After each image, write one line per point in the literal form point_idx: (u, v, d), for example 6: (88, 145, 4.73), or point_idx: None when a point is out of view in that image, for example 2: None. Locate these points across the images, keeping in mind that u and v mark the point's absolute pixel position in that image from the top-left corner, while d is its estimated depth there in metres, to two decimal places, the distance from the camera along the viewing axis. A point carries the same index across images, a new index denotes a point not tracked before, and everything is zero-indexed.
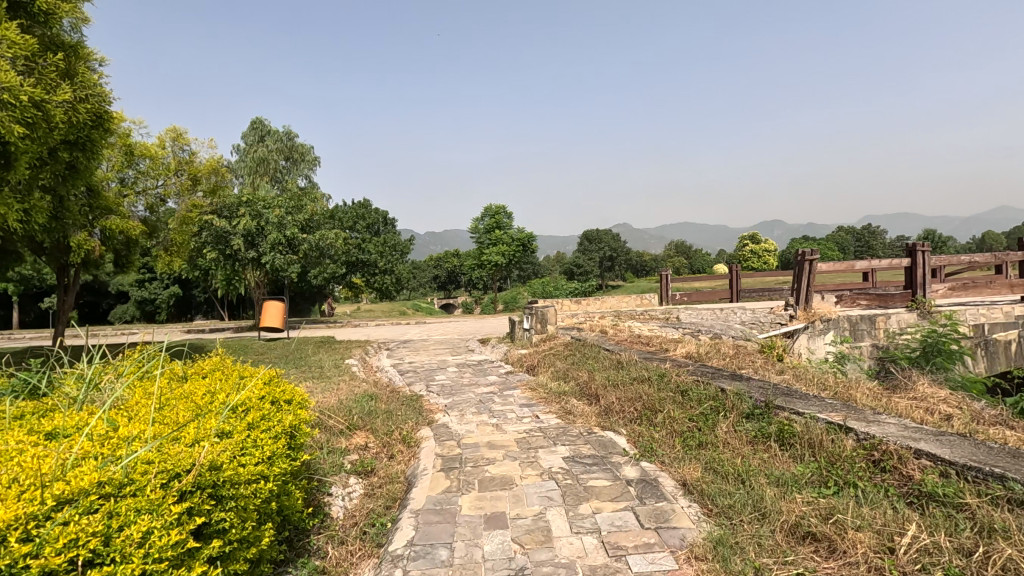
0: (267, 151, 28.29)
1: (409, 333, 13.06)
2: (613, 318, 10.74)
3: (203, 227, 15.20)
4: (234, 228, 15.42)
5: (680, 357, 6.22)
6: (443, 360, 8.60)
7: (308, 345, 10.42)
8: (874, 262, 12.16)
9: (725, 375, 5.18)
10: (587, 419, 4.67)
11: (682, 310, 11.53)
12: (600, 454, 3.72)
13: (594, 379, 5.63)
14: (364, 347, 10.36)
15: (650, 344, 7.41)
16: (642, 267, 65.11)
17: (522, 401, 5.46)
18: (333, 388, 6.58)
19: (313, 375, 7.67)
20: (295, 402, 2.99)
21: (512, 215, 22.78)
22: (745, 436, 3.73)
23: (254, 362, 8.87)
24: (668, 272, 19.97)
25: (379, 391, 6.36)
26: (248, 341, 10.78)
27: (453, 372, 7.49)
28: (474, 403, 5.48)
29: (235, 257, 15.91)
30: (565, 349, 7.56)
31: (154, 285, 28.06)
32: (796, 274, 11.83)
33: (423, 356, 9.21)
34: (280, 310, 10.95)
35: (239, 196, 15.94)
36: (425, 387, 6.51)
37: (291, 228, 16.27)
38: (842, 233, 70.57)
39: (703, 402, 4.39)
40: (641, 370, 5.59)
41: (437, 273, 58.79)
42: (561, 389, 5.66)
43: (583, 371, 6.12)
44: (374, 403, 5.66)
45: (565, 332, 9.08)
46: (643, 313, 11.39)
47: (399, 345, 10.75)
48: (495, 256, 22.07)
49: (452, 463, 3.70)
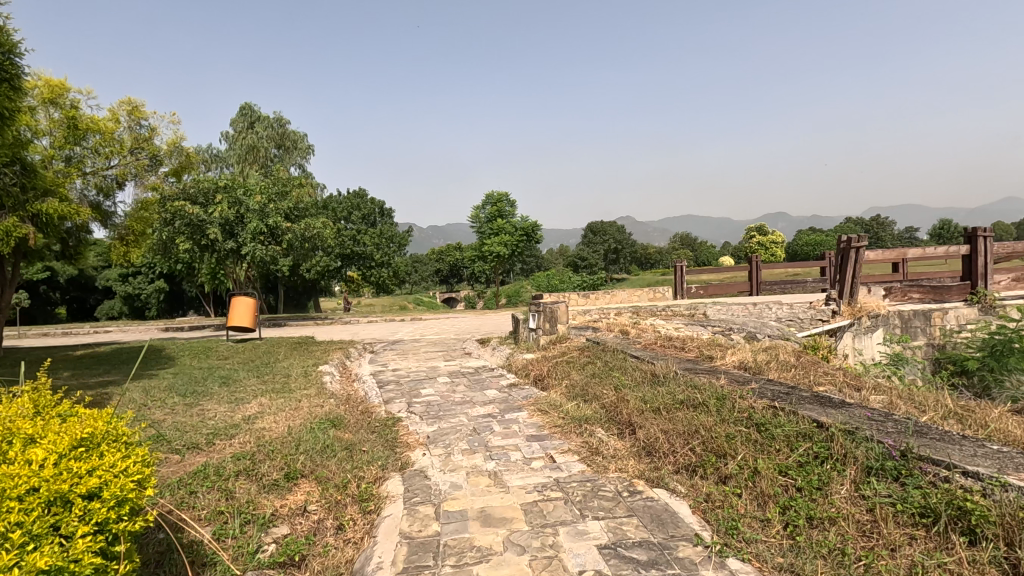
0: (257, 139, 26.87)
1: (401, 333, 11.69)
2: (631, 316, 9.34)
3: (176, 215, 13.88)
4: (210, 216, 14.08)
5: (731, 368, 4.83)
6: (434, 366, 7.22)
7: (281, 347, 9.07)
8: (926, 250, 10.68)
9: (808, 399, 3.78)
10: (622, 466, 3.28)
11: (709, 305, 10.12)
12: (657, 543, 2.34)
13: (625, 401, 4.24)
14: (345, 350, 9.01)
15: (686, 350, 5.99)
16: (648, 259, 63.58)
17: (529, 432, 4.06)
18: (293, 409, 5.22)
19: (274, 387, 6.31)
20: (117, 476, 1.62)
21: (515, 203, 21.34)
22: (887, 514, 2.36)
23: (212, 368, 7.55)
24: (683, 264, 18.51)
25: (347, 413, 4.98)
26: (213, 343, 9.44)
27: (444, 383, 6.11)
28: (466, 435, 4.08)
29: (211, 248, 14.54)
30: (581, 356, 6.15)
31: (138, 279, 26.79)
32: (838, 264, 10.39)
33: (411, 360, 7.87)
34: (250, 308, 9.59)
35: (217, 182, 14.63)
36: (407, 407, 5.14)
37: (274, 217, 14.95)
38: (854, 225, 68.78)
39: (796, 445, 3.02)
40: (688, 391, 4.19)
41: (439, 266, 57.51)
42: (581, 414, 4.27)
43: (607, 388, 4.72)
44: (334, 433, 4.29)
45: (578, 333, 7.67)
46: (665, 310, 9.99)
47: (387, 348, 9.38)
48: (498, 247, 20.66)
49: (421, 560, 2.32)
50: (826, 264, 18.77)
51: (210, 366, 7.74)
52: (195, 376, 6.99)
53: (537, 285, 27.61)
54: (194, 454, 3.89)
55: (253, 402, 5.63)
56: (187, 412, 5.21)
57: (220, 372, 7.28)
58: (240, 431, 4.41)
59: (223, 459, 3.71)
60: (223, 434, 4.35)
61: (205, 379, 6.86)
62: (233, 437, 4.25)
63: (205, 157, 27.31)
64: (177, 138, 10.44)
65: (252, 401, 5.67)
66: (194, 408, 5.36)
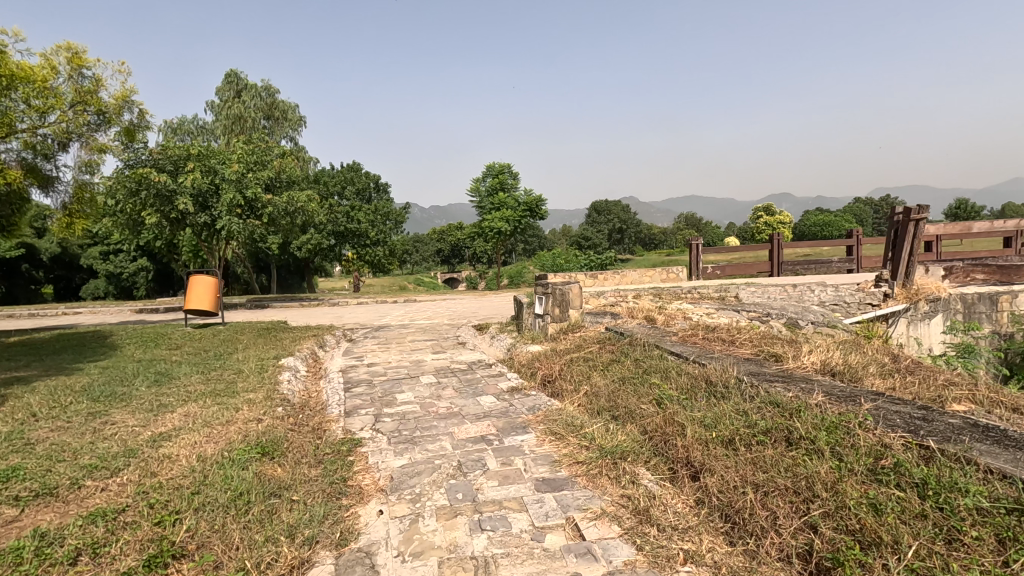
0: (244, 109, 25.26)
1: (389, 317, 10.37)
2: (653, 299, 8.00)
3: (141, 185, 12.50)
4: (180, 186, 12.71)
5: (815, 374, 3.52)
6: (419, 361, 5.90)
7: (244, 334, 7.77)
8: (992, 225, 9.27)
9: (967, 430, 2.46)
10: (697, 556, 2.00)
11: (742, 287, 8.77)
12: None
13: (680, 427, 2.94)
14: (319, 337, 7.70)
15: (738, 345, 4.65)
16: (652, 239, 61.93)
17: (539, 474, 2.76)
18: (224, 423, 3.92)
19: (216, 388, 5.02)
20: None
21: (518, 176, 19.84)
22: None
23: (153, 362, 6.27)
24: (700, 242, 17.12)
25: (291, 432, 3.68)
26: (168, 330, 8.14)
27: (427, 386, 4.79)
28: (446, 477, 2.78)
29: (182, 221, 13.21)
30: (602, 351, 4.83)
31: (120, 257, 25.42)
32: (890, 239, 8.97)
33: (393, 351, 6.57)
34: (210, 288, 8.25)
35: (189, 149, 13.22)
36: (373, 422, 3.83)
37: (252, 187, 13.57)
38: (864, 206, 66.91)
39: (1014, 535, 1.73)
40: (772, 414, 2.86)
41: (439, 246, 56.12)
42: (613, 444, 2.96)
43: (647, 403, 3.41)
44: (260, 469, 2.99)
45: (595, 321, 6.33)
46: (691, 292, 8.64)
47: (368, 335, 8.07)
48: (499, 223, 19.25)
49: None
50: (854, 242, 17.34)
51: (153, 358, 6.44)
52: (125, 372, 5.70)
53: (540, 264, 26.27)
54: (40, 508, 2.60)
55: (179, 410, 4.34)
56: (84, 426, 3.92)
57: (160, 366, 5.99)
58: (129, 463, 3.12)
59: (70, 521, 2.41)
60: (103, 468, 3.06)
61: (138, 375, 5.58)
62: (115, 476, 2.95)
63: (189, 128, 25.71)
64: (127, 92, 9.00)
65: (178, 408, 4.37)
66: (96, 421, 4.06)
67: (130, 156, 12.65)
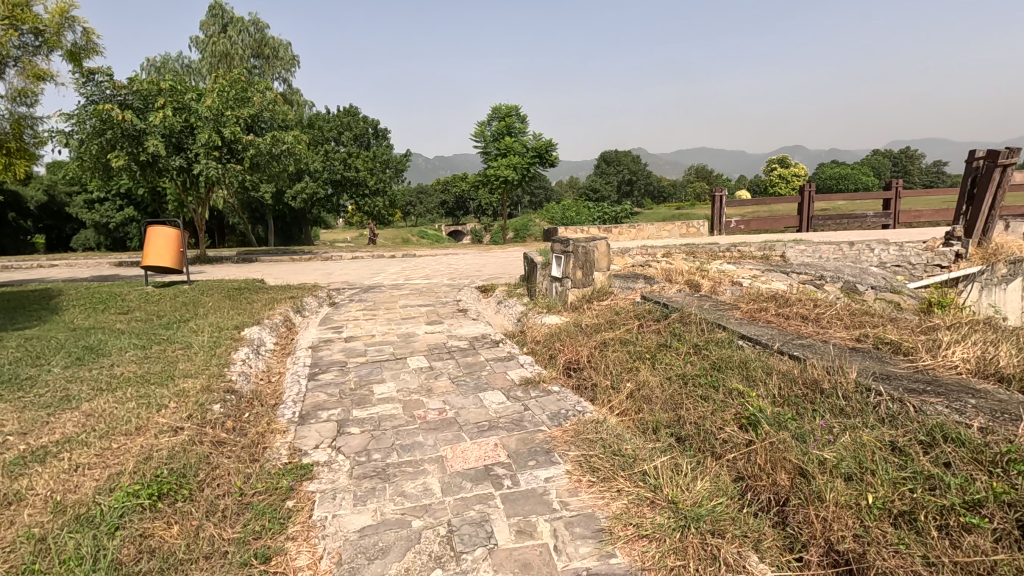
0: (231, 45, 23.37)
1: (382, 275, 9.23)
2: (688, 259, 6.81)
3: (106, 124, 11.19)
4: (149, 124, 11.37)
5: (979, 383, 2.37)
6: (409, 334, 4.79)
7: (209, 296, 6.66)
8: None
9: None
10: None
11: (789, 244, 7.52)
12: None
13: (801, 480, 1.85)
14: (296, 300, 6.60)
15: (826, 325, 3.50)
16: (662, 192, 59.96)
17: (582, 563, 1.68)
18: (130, 432, 2.83)
19: (147, 371, 3.93)
20: None
21: (526, 119, 18.19)
22: None
23: (90, 331, 5.19)
24: (724, 193, 15.71)
25: (216, 451, 2.59)
26: (124, 289, 7.04)
27: (415, 373, 3.70)
28: (429, 562, 1.71)
29: (154, 164, 11.93)
30: (643, 331, 3.69)
31: (105, 207, 23.88)
32: (967, 187, 7.54)
33: (380, 319, 5.47)
34: (171, 242, 7.09)
35: (159, 82, 11.79)
36: (334, 433, 2.75)
37: (231, 126, 12.17)
38: (883, 158, 64.27)
39: None
40: (963, 464, 1.75)
41: (443, 198, 54.37)
42: (694, 502, 1.88)
43: (731, 426, 2.30)
44: (141, 532, 1.92)
45: (625, 287, 5.17)
46: (729, 250, 7.42)
47: (355, 298, 6.96)
48: (505, 171, 17.77)
49: None
50: (892, 195, 15.89)
51: (92, 325, 5.37)
52: (48, 345, 4.63)
53: (549, 217, 24.93)
54: None
55: (83, 406, 3.27)
56: None
57: (95, 338, 4.90)
58: None
59: None
60: None
61: (61, 350, 4.50)
62: None
63: (174, 67, 23.91)
64: (65, 5, 7.58)
65: (84, 404, 3.30)
66: None
67: (90, 90, 11.24)
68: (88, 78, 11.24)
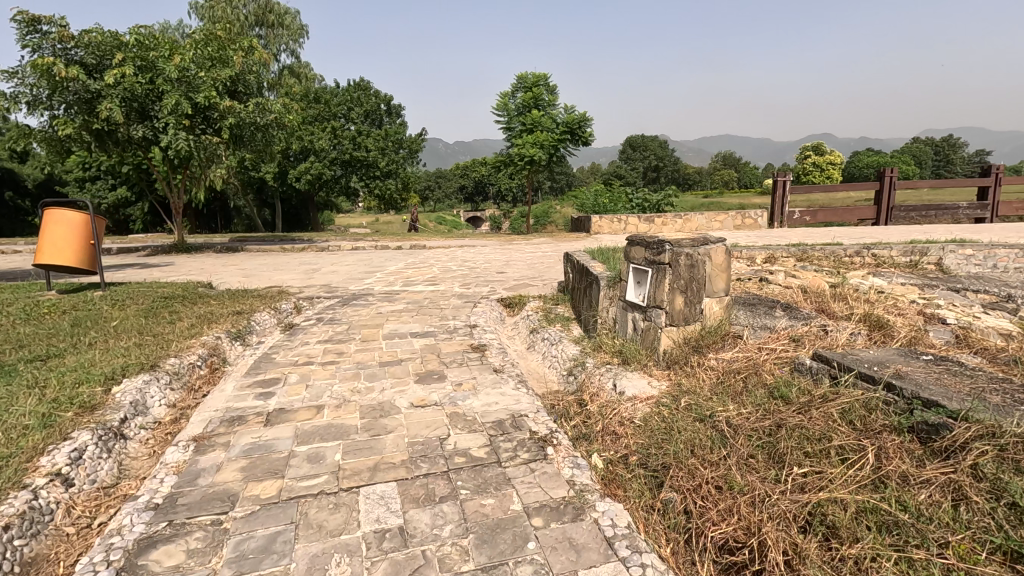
0: (231, 12, 21.40)
1: (376, 276, 7.17)
2: (813, 268, 4.61)
3: (54, 84, 9.29)
4: (104, 85, 9.42)
5: None
6: (381, 408, 2.70)
7: (120, 311, 4.66)
8: None
9: None
10: None
11: (947, 247, 5.25)
12: None
13: None
14: (238, 318, 4.56)
15: None
16: (691, 179, 56.99)
17: None
18: None
19: None
20: None
21: (556, 90, 15.88)
22: None
23: None
24: (789, 178, 13.28)
25: None
26: (10, 295, 5.08)
27: (360, 563, 1.59)
28: None
29: (115, 134, 10.03)
30: (909, 482, 1.55)
31: (98, 186, 22.19)
32: None
33: (341, 365, 3.38)
34: (74, 234, 5.09)
35: (121, 35, 9.81)
36: None
37: (204, 91, 10.19)
38: (928, 146, 60.15)
39: None
40: None
41: (462, 182, 52.18)
42: None
43: None
44: None
45: (757, 328, 3.01)
46: (860, 254, 5.19)
47: (326, 314, 4.92)
48: (530, 149, 15.54)
49: None
50: (992, 182, 13.30)
51: None
52: None
53: (576, 203, 22.73)
54: None
55: None
56: None
57: None
58: None
59: None
60: None
61: None
62: None
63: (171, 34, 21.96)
64: None
65: None
66: None
67: (35, 42, 9.31)
68: (33, 28, 9.30)
